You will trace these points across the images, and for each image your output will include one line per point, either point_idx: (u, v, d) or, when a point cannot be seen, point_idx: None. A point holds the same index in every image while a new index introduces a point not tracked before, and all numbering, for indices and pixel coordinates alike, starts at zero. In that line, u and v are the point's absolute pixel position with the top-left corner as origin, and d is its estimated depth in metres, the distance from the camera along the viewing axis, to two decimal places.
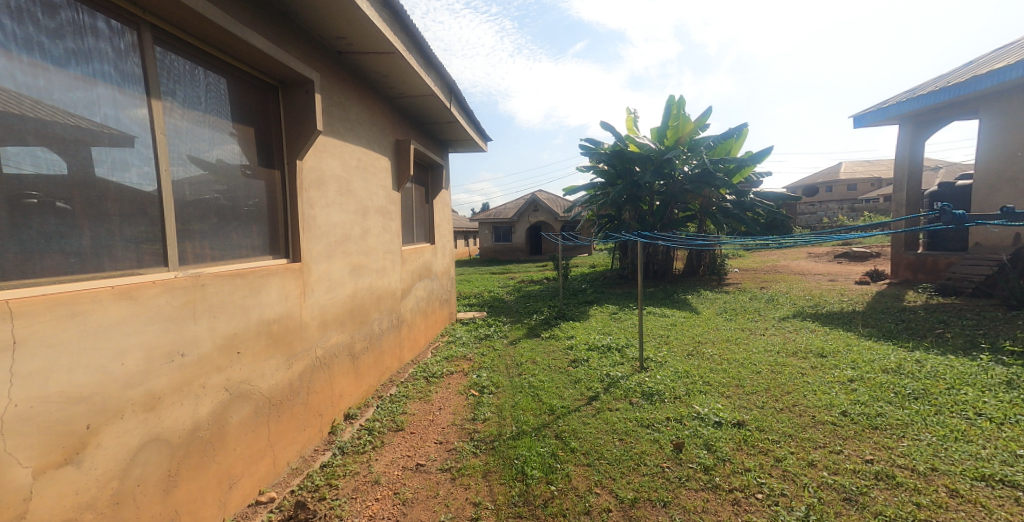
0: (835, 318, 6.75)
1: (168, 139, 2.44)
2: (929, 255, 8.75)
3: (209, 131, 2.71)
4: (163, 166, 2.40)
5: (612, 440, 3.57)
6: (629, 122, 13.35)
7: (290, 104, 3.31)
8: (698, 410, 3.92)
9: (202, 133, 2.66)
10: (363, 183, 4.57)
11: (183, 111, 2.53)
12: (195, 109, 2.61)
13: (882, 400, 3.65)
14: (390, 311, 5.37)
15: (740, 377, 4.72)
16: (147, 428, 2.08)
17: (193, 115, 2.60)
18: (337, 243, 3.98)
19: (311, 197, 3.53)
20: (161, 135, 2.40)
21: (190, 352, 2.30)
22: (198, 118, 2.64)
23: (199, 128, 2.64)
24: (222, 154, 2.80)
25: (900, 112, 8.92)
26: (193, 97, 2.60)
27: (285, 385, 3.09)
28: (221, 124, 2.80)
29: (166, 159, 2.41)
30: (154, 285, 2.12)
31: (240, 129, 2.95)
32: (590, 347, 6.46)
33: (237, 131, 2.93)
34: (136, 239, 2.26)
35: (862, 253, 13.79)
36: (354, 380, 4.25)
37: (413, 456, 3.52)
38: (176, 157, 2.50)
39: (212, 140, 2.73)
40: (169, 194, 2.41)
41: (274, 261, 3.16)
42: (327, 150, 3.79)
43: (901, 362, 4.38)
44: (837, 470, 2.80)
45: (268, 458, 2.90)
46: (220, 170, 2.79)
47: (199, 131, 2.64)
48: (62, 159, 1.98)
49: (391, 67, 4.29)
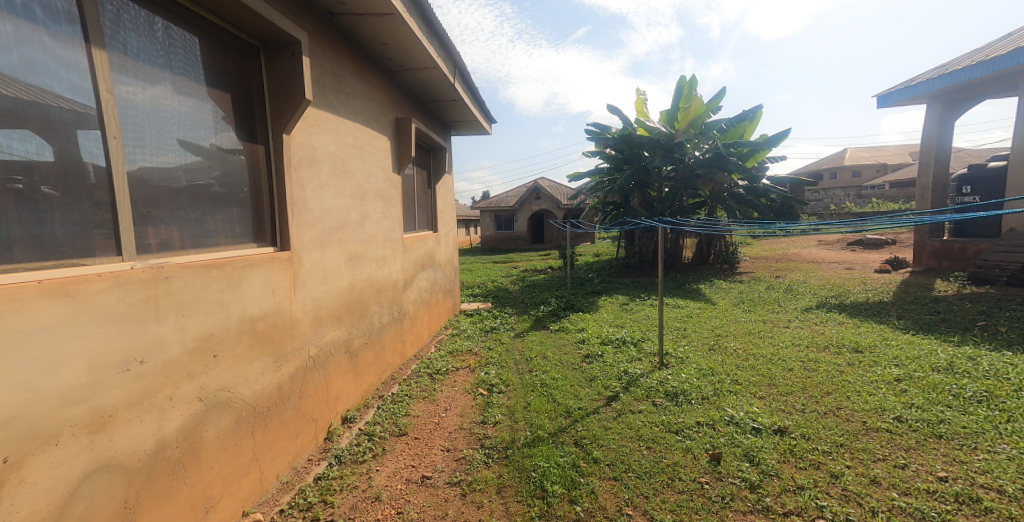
0: (863, 309, 6.40)
1: (121, 102, 2.01)
2: (956, 242, 8.37)
3: (174, 95, 2.27)
4: (114, 133, 1.97)
5: (639, 448, 3.21)
6: (639, 104, 12.87)
7: (274, 68, 2.83)
8: (731, 414, 3.56)
9: (165, 97, 2.22)
10: (360, 164, 4.16)
11: (136, 66, 2.07)
12: (153, 67, 2.15)
13: (941, 403, 3.30)
14: (391, 304, 5.00)
15: (771, 376, 4.36)
16: (94, 454, 1.68)
17: (152, 73, 2.15)
18: (330, 229, 3.58)
19: (300, 178, 3.11)
20: (109, 94, 1.95)
21: (152, 358, 1.88)
22: (158, 77, 2.18)
23: (158, 89, 2.19)
24: (191, 124, 2.36)
25: (930, 90, 8.47)
26: (151, 51, 2.14)
27: (274, 388, 2.70)
28: (188, 87, 2.35)
29: (117, 126, 1.98)
30: (99, 278, 1.69)
31: (213, 93, 2.50)
32: (603, 341, 6.10)
33: (209, 96, 2.47)
34: (81, 224, 1.85)
35: (877, 240, 13.40)
36: (351, 380, 3.88)
37: (418, 466, 3.17)
38: (131, 123, 2.05)
39: (178, 104, 2.29)
40: (121, 169, 1.98)
41: (258, 249, 2.75)
42: (320, 125, 3.37)
43: (953, 360, 4.02)
44: (909, 491, 2.47)
45: (253, 474, 2.50)
46: (192, 144, 2.36)
47: (159, 93, 2.19)
48: (39, 142, 1.72)
49: (391, 32, 3.85)
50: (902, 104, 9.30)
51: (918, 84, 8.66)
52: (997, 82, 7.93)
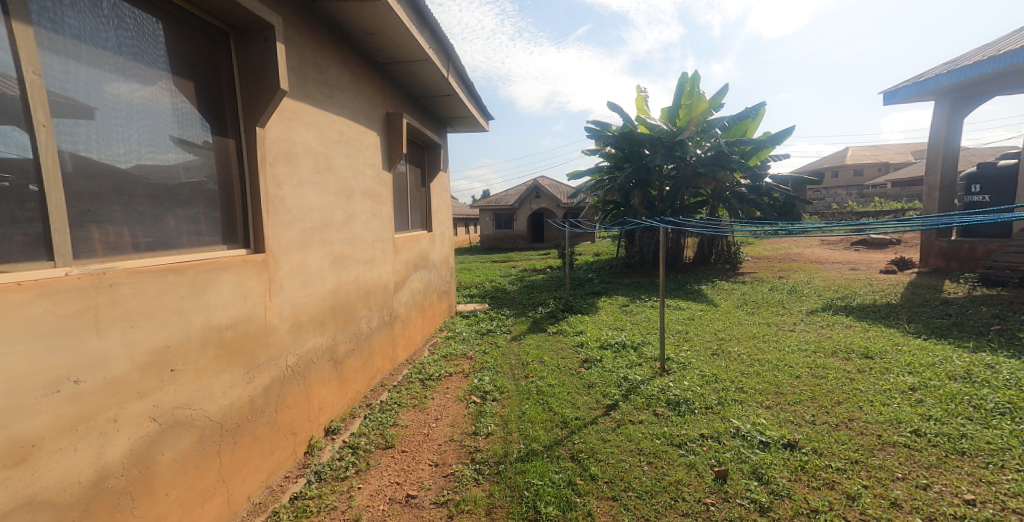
0: (871, 312, 6.19)
1: (54, 85, 1.78)
2: (965, 242, 8.17)
3: (124, 81, 2.05)
4: (43, 119, 1.73)
5: (639, 464, 3.01)
6: (639, 101, 12.66)
7: (245, 56, 2.62)
8: (736, 425, 3.37)
9: (112, 82, 2.00)
10: (345, 161, 3.96)
11: (73, 45, 1.85)
12: (95, 47, 1.93)
13: (961, 416, 3.10)
14: (380, 307, 4.80)
15: (777, 383, 4.16)
16: (15, 489, 1.48)
17: (94, 54, 1.92)
18: (312, 229, 3.38)
19: (277, 174, 2.91)
20: (37, 76, 1.72)
21: (91, 376, 1.68)
22: (104, 60, 1.97)
23: (104, 73, 1.97)
24: (145, 114, 2.15)
25: (939, 86, 8.25)
26: (93, 31, 1.91)
27: (246, 403, 2.50)
28: (142, 72, 2.13)
29: (46, 111, 1.74)
30: (20, 287, 1.49)
31: (172, 80, 2.27)
32: (602, 345, 5.90)
33: (166, 83, 2.25)
34: (8, 224, 1.64)
35: (881, 240, 13.19)
36: (336, 389, 3.68)
37: (403, 483, 2.97)
38: (65, 109, 1.82)
39: (128, 91, 2.07)
40: (54, 162, 1.76)
41: (227, 251, 2.55)
42: (300, 118, 3.17)
43: (970, 368, 3.81)
44: (934, 516, 2.27)
45: (220, 497, 2.29)
46: (147, 135, 2.15)
47: (104, 78, 1.96)
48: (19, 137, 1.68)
49: (378, 20, 3.64)
50: (909, 101, 9.10)
51: (926, 80, 8.44)
52: (1010, 77, 7.70)
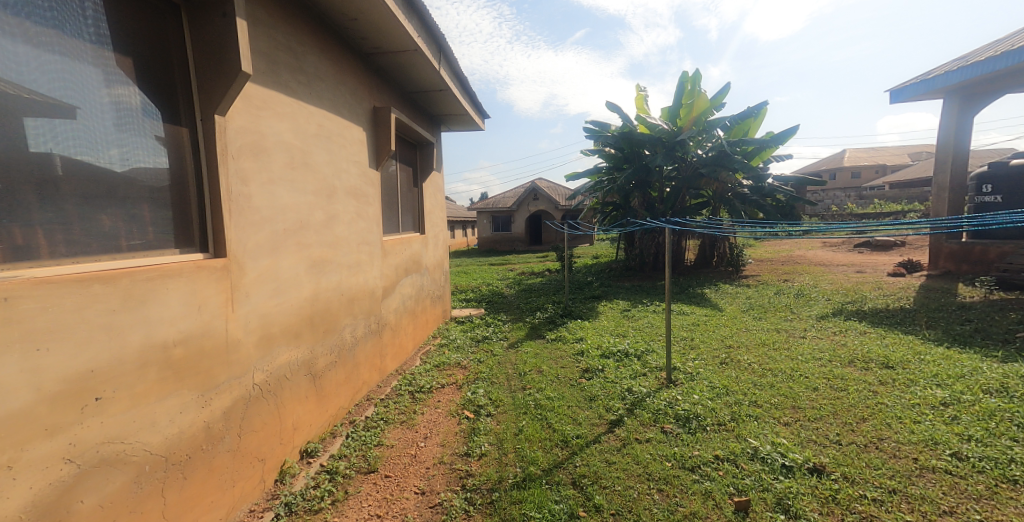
0: (885, 318, 5.90)
1: None
2: (977, 244, 7.91)
3: (37, 54, 1.70)
4: None
5: (649, 492, 2.72)
6: (639, 101, 12.41)
7: (199, 33, 2.30)
8: (753, 446, 3.05)
9: (19, 54, 1.65)
10: (326, 157, 3.65)
11: None
12: None
13: (1004, 436, 2.80)
14: (366, 315, 4.48)
15: (794, 396, 3.86)
16: None
17: None
18: (286, 232, 3.07)
19: (243, 169, 2.60)
20: None
21: None
22: (8, 27, 1.62)
23: (11, 43, 1.63)
24: (65, 94, 1.80)
25: (948, 84, 7.98)
26: None
27: (201, 431, 2.18)
28: (62, 46, 1.78)
29: None
30: None
31: (104, 57, 1.94)
32: (604, 353, 5.61)
33: (96, 61, 1.91)
34: None
35: (886, 241, 12.95)
36: (314, 406, 3.36)
37: (384, 517, 2.65)
38: None
39: (43, 67, 1.72)
40: None
41: (179, 256, 2.23)
42: (271, 107, 2.87)
43: (1005, 381, 3.52)
44: None
45: None
46: (67, 121, 1.81)
47: (7, 49, 1.61)
48: None
49: (360, 4, 3.35)
50: (917, 99, 8.83)
51: (935, 77, 8.18)
52: (1018, 75, 7.46)
